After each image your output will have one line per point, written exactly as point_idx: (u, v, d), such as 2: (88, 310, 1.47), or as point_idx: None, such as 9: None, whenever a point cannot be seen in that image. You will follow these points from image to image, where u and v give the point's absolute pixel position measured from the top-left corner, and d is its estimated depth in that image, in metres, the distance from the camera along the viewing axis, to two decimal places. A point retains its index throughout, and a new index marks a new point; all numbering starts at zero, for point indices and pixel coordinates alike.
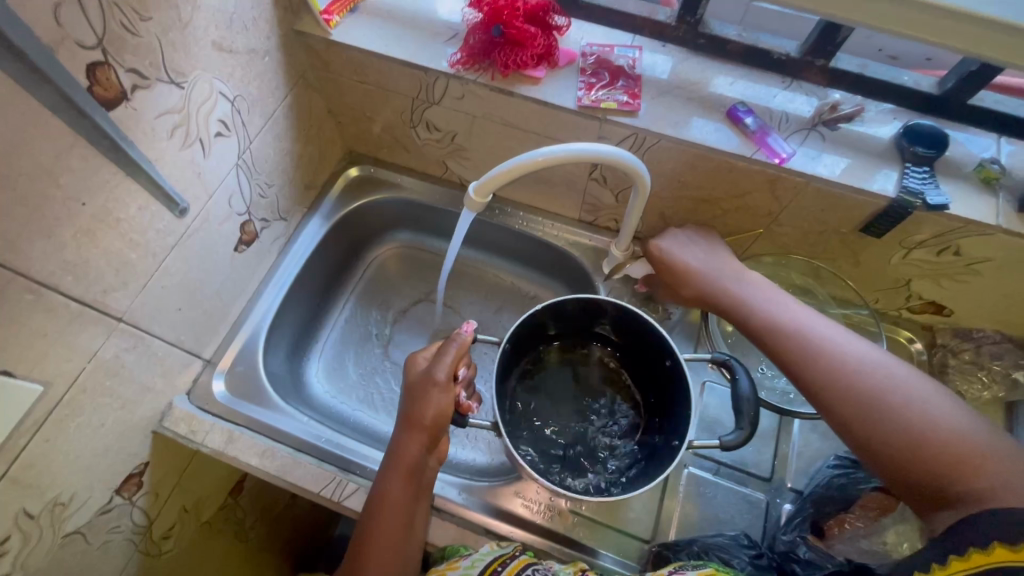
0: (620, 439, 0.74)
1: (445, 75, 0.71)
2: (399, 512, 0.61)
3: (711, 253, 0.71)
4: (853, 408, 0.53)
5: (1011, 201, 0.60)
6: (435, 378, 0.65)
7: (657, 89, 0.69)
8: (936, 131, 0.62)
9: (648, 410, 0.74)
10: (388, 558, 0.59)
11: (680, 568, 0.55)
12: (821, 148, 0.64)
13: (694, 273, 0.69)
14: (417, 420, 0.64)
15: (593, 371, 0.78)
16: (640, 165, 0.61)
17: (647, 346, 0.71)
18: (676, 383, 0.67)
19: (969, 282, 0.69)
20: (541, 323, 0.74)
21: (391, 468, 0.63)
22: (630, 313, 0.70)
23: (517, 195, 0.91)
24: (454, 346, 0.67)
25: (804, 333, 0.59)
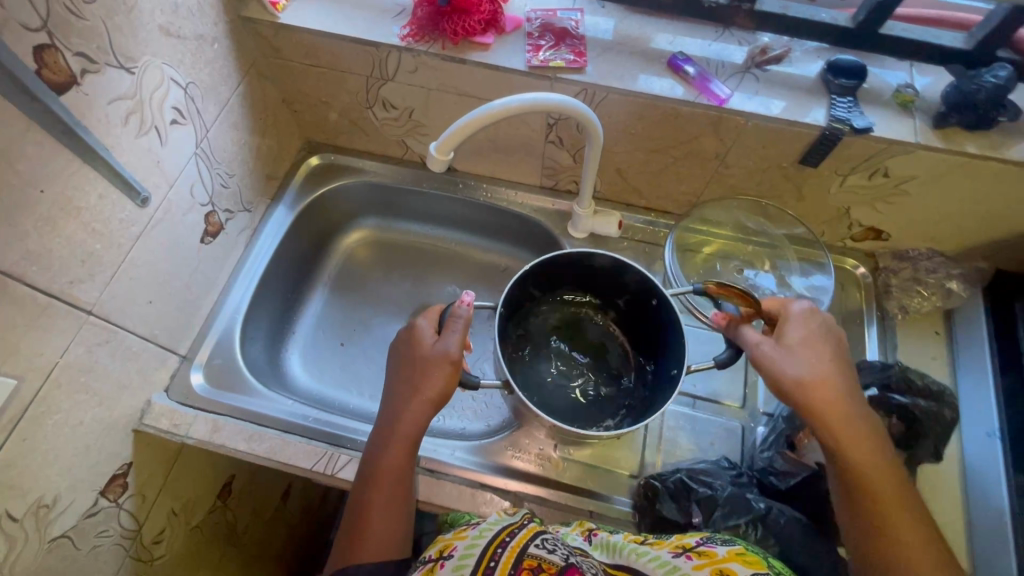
0: (619, 386, 0.78)
1: (397, 48, 0.73)
2: (400, 475, 0.61)
3: (829, 357, 0.56)
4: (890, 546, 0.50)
5: (927, 120, 0.66)
6: (444, 354, 0.62)
7: (601, 47, 0.72)
8: (855, 63, 0.68)
9: (641, 357, 0.79)
10: (389, 519, 0.59)
11: (708, 539, 0.53)
12: (756, 89, 0.69)
13: (810, 365, 0.55)
14: (420, 390, 0.61)
15: (585, 327, 0.82)
16: (589, 113, 0.66)
17: (632, 292, 0.76)
18: (666, 319, 0.71)
19: (901, 203, 0.75)
20: (531, 283, 0.76)
21: (391, 435, 0.61)
22: (614, 260, 0.73)
23: (478, 168, 0.94)
24: (460, 320, 0.63)
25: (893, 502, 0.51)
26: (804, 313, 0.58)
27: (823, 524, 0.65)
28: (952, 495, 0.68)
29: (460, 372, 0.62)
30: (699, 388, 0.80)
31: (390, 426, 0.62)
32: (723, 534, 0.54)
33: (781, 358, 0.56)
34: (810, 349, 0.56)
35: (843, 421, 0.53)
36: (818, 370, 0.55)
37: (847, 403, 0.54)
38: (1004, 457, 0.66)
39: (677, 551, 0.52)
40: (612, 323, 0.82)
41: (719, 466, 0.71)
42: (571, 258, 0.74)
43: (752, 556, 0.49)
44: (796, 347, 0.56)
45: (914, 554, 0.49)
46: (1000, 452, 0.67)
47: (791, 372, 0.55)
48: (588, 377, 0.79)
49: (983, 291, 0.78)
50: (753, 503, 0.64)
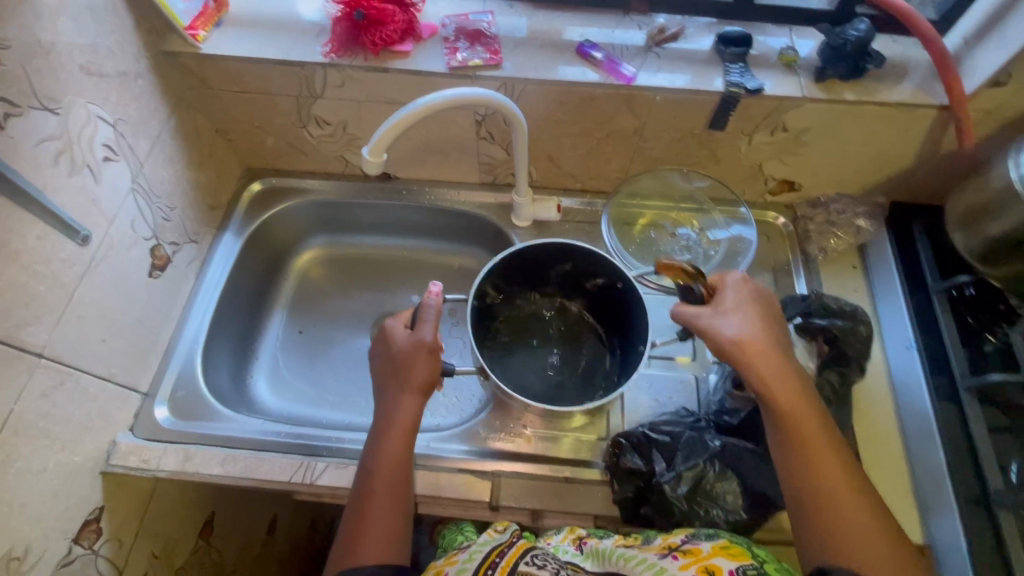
0: (596, 365, 0.84)
1: (320, 65, 0.76)
2: (399, 466, 0.63)
3: (759, 319, 0.61)
4: (826, 475, 0.55)
5: (809, 76, 0.75)
6: (421, 343, 0.66)
7: (514, 44, 0.78)
8: (741, 33, 0.75)
9: (612, 341, 0.84)
10: (390, 509, 0.61)
11: (693, 535, 0.57)
12: (658, 65, 0.76)
13: (744, 325, 0.60)
14: (410, 382, 0.65)
15: (558, 317, 0.87)
16: (507, 101, 0.70)
17: (592, 274, 0.81)
18: (631, 300, 0.77)
19: (802, 154, 0.83)
20: (502, 274, 0.81)
21: (387, 427, 0.64)
22: (577, 247, 0.78)
23: (417, 173, 0.98)
24: (433, 312, 0.68)
25: (827, 455, 0.55)
26: (739, 280, 0.64)
27: None
28: (884, 407, 0.75)
29: (439, 359, 0.66)
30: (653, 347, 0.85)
31: (386, 419, 0.64)
32: (707, 529, 0.57)
33: (720, 321, 0.61)
34: (750, 317, 0.61)
35: (779, 365, 0.58)
36: (751, 329, 0.60)
37: (777, 353, 0.59)
38: (921, 365, 0.74)
39: (663, 552, 0.55)
40: (584, 313, 0.87)
41: (678, 416, 0.75)
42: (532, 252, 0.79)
43: (735, 549, 0.53)
44: (734, 312, 0.61)
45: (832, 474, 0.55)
46: (917, 361, 0.74)
47: (729, 333, 0.59)
48: (561, 361, 0.84)
49: (886, 223, 0.87)
50: (710, 441, 0.69)
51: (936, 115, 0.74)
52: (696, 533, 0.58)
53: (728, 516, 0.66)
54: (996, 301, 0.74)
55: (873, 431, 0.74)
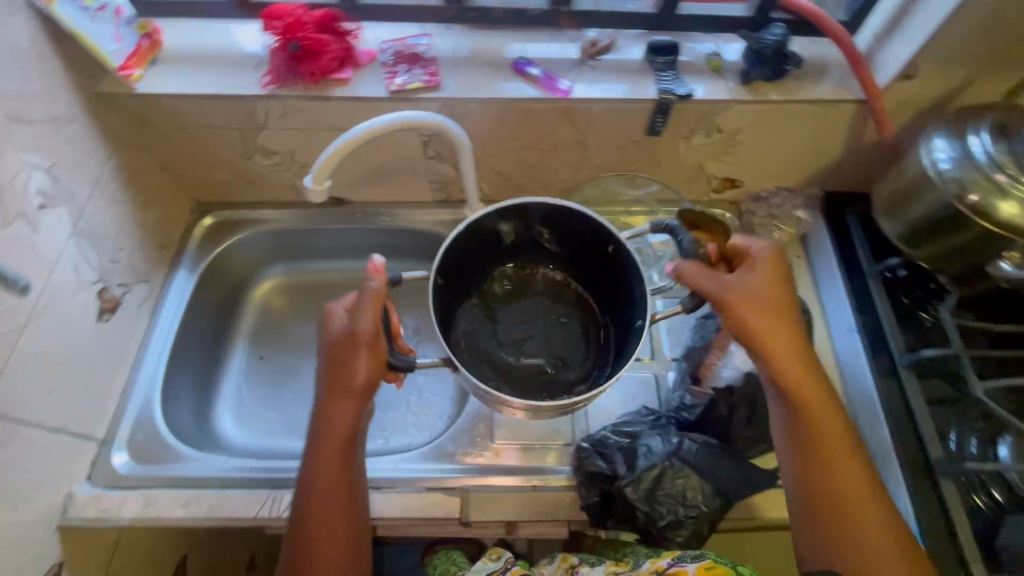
0: (587, 342, 0.78)
1: (261, 97, 0.76)
2: (339, 474, 0.63)
3: (785, 304, 0.61)
4: (835, 471, 0.59)
5: (735, 78, 0.78)
6: (354, 337, 0.62)
7: (452, 65, 0.79)
8: (668, 42, 0.79)
9: (603, 308, 0.78)
10: (336, 520, 0.62)
11: (678, 557, 0.60)
12: (592, 77, 0.78)
13: (770, 314, 0.60)
14: (345, 384, 0.63)
15: (540, 289, 0.81)
16: (447, 123, 0.72)
17: (586, 239, 0.72)
18: (623, 265, 0.69)
19: (739, 152, 0.86)
20: (474, 247, 0.72)
21: (323, 435, 0.63)
22: (556, 209, 0.69)
23: (371, 196, 0.98)
24: (370, 293, 0.62)
25: (838, 462, 0.59)
26: (769, 251, 0.63)
27: (733, 441, 0.73)
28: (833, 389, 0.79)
29: (381, 350, 0.63)
30: None
31: (321, 426, 0.64)
32: (693, 551, 0.60)
33: (748, 306, 0.60)
34: (772, 310, 0.61)
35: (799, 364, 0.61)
36: (776, 318, 0.61)
37: (800, 350, 0.61)
38: (863, 346, 0.77)
39: None
40: (569, 280, 0.81)
41: (640, 416, 0.77)
42: (513, 217, 0.71)
43: (719, 569, 0.56)
44: (762, 293, 0.61)
45: (842, 469, 0.59)
46: (859, 343, 0.78)
47: (755, 323, 0.60)
48: (550, 336, 0.78)
49: (823, 213, 0.91)
50: (669, 439, 0.71)
51: (856, 109, 0.78)
52: (682, 555, 0.60)
53: (688, 511, 0.67)
54: (928, 280, 0.80)
55: None
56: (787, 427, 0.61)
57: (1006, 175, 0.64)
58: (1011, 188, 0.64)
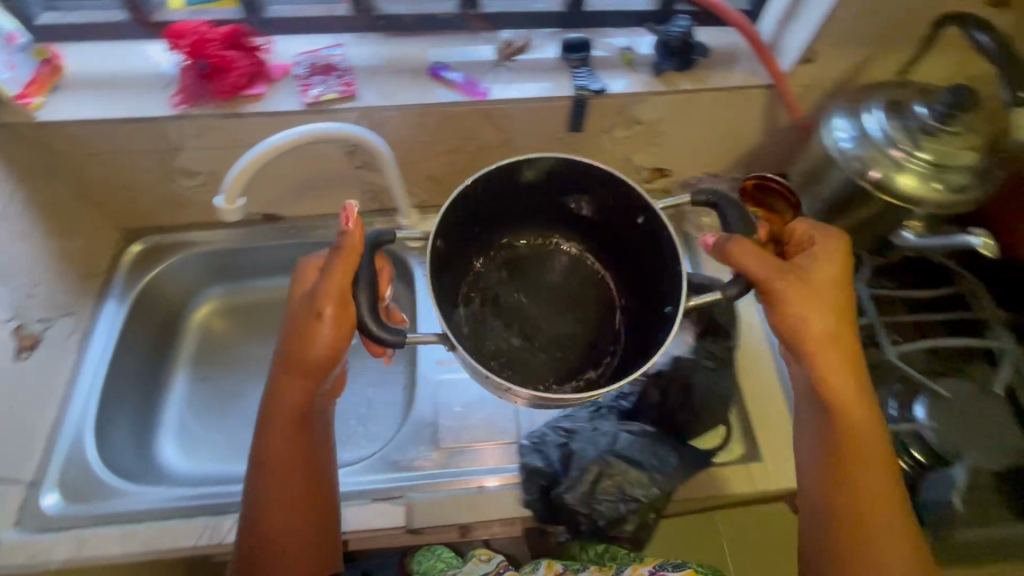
0: (605, 328, 0.71)
1: (171, 117, 0.75)
2: (286, 459, 0.62)
3: (842, 305, 0.57)
4: (860, 478, 0.58)
5: (649, 71, 0.80)
6: (313, 307, 0.59)
7: (368, 74, 0.79)
8: (581, 39, 0.80)
9: (623, 289, 0.71)
10: (286, 511, 0.61)
11: (660, 566, 0.66)
12: (508, 77, 0.79)
13: (826, 313, 0.56)
14: (298, 360, 0.60)
15: (553, 261, 0.73)
16: (364, 132, 0.73)
17: (615, 205, 0.65)
18: (654, 237, 0.62)
19: (663, 142, 0.88)
20: (486, 201, 0.65)
21: (274, 413, 0.62)
22: (583, 168, 0.62)
23: (305, 210, 0.97)
24: (342, 253, 0.58)
25: (870, 466, 0.57)
26: (833, 244, 0.59)
27: (672, 426, 0.74)
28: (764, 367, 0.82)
29: (347, 315, 0.59)
30: None
31: (269, 407, 0.62)
32: (672, 562, 0.66)
33: (805, 298, 0.56)
34: (831, 308, 0.57)
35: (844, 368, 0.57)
36: (830, 319, 0.57)
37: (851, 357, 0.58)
38: None
39: None
40: (586, 255, 0.74)
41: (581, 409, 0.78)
42: (531, 175, 0.63)
43: None
44: (819, 289, 0.57)
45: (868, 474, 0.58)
46: None
47: (809, 321, 0.56)
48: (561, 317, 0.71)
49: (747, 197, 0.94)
50: (606, 435, 0.73)
51: (766, 93, 0.81)
52: (663, 565, 0.67)
53: (628, 506, 0.68)
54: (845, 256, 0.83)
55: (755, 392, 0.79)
56: (820, 427, 0.59)
57: (901, 151, 0.67)
58: (906, 163, 0.67)
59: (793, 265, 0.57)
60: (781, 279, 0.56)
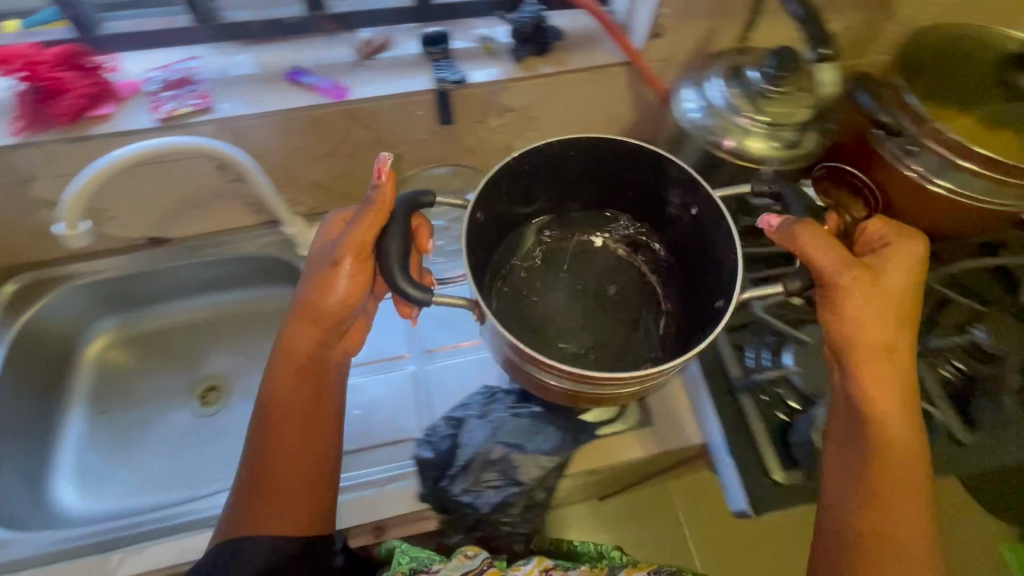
0: (650, 323, 0.71)
1: (12, 147, 0.71)
2: (291, 412, 0.65)
3: (902, 321, 0.57)
4: (895, 485, 0.57)
5: (508, 59, 0.81)
6: (330, 259, 0.62)
7: (223, 84, 0.77)
8: (439, 32, 0.81)
9: (671, 293, 0.72)
10: (291, 462, 0.64)
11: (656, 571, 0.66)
12: (369, 75, 0.79)
13: (883, 326, 0.56)
14: (313, 308, 0.64)
15: (599, 257, 0.74)
16: (216, 144, 0.73)
17: (671, 198, 0.66)
18: (707, 226, 0.63)
19: (538, 128, 0.90)
20: (535, 180, 0.67)
21: (285, 360, 0.66)
22: (638, 152, 0.63)
23: (191, 230, 0.96)
24: (370, 207, 0.59)
25: (906, 471, 0.57)
26: (901, 256, 0.58)
27: None
28: None
29: (366, 260, 0.62)
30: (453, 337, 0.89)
31: (280, 354, 0.66)
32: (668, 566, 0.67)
33: (867, 305, 0.56)
34: (890, 315, 0.56)
35: (894, 380, 0.57)
36: (885, 332, 0.56)
37: (904, 373, 0.57)
38: None
39: None
40: (635, 256, 0.74)
41: (478, 395, 0.80)
42: (583, 155, 0.65)
43: None
44: (882, 298, 0.56)
45: (900, 480, 0.57)
46: None
47: (865, 328, 0.56)
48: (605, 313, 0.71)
49: None
50: (493, 420, 0.75)
51: (625, 71, 0.83)
52: (658, 568, 0.67)
53: (510, 490, 0.72)
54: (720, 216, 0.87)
55: None
56: (859, 427, 0.58)
57: (747, 117, 0.70)
58: (752, 127, 0.70)
59: (863, 263, 0.57)
60: (845, 275, 0.55)
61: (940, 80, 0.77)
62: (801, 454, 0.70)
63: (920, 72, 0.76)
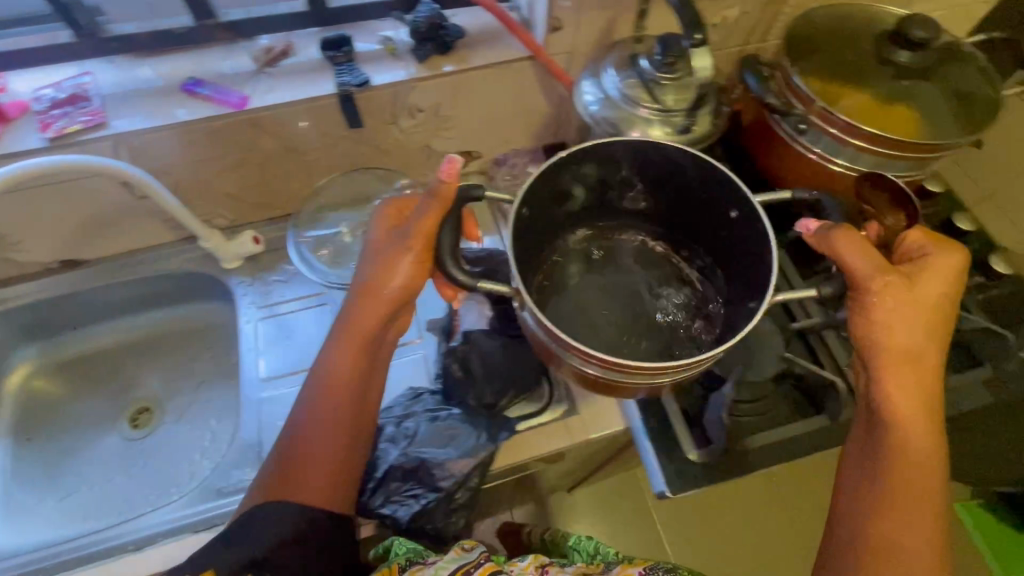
0: (683, 322, 0.72)
1: None
2: (343, 392, 0.65)
3: (932, 334, 0.58)
4: (908, 487, 0.57)
5: (412, 59, 0.81)
6: (402, 241, 0.62)
7: (118, 100, 0.76)
8: (340, 36, 0.80)
9: (709, 291, 0.73)
10: (327, 437, 0.64)
11: (650, 568, 0.65)
12: (271, 82, 0.78)
13: (913, 334, 0.57)
14: (376, 287, 0.64)
15: (632, 253, 0.77)
16: (127, 167, 0.74)
17: (711, 201, 0.66)
18: (744, 232, 0.64)
19: (454, 126, 0.90)
20: (574, 186, 0.68)
21: (345, 336, 0.66)
22: (675, 156, 0.64)
23: (107, 251, 0.93)
24: (431, 200, 0.59)
25: (923, 478, 0.58)
26: (936, 267, 0.58)
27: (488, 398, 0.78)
28: None
29: (425, 257, 0.63)
30: None
31: (342, 329, 0.66)
32: (664, 563, 0.65)
33: (898, 314, 0.56)
34: (920, 323, 0.57)
35: (917, 388, 0.58)
36: (914, 343, 0.57)
37: (928, 384, 0.58)
38: None
39: None
40: (671, 253, 0.77)
41: (402, 399, 0.80)
42: (620, 157, 0.66)
43: None
44: (915, 309, 0.57)
45: (914, 485, 0.57)
46: None
47: (896, 334, 0.57)
48: (640, 311, 0.73)
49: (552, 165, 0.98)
50: (405, 431, 0.76)
51: (530, 64, 0.84)
52: (654, 565, 0.66)
53: (430, 496, 0.71)
54: None
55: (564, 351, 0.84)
56: (879, 430, 0.59)
57: (645, 107, 0.71)
58: (653, 117, 0.71)
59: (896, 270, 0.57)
60: (879, 281, 0.56)
61: (837, 52, 0.79)
62: (713, 433, 0.71)
63: (817, 48, 0.79)
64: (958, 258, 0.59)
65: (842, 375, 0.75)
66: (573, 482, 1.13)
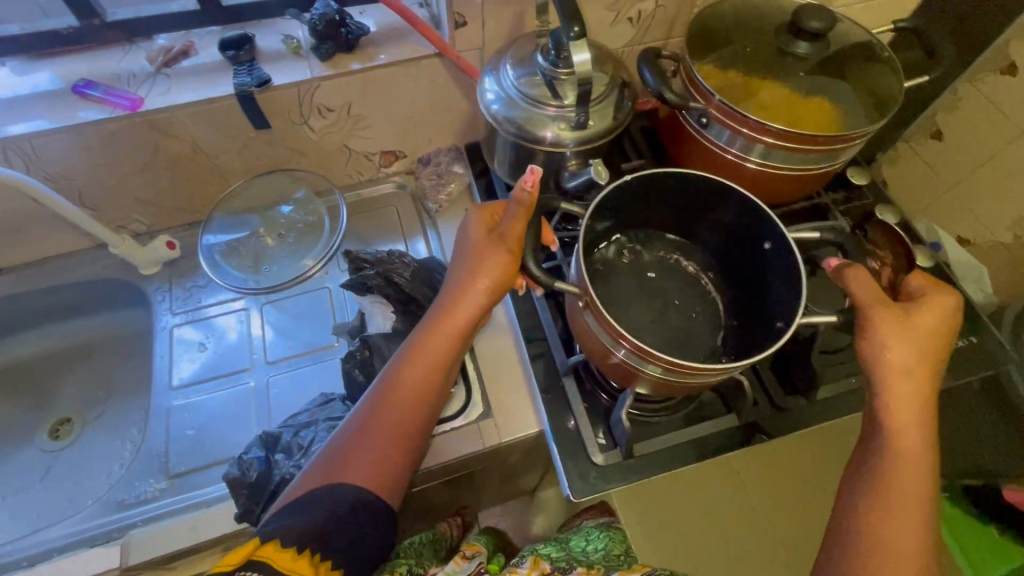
0: (709, 338, 0.73)
1: None
2: (424, 385, 0.64)
3: (936, 360, 0.56)
4: (902, 502, 0.53)
5: (314, 58, 0.79)
6: (502, 240, 0.63)
7: (7, 105, 0.74)
8: (239, 37, 0.79)
9: (733, 311, 0.75)
10: (397, 426, 0.62)
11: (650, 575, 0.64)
12: (168, 84, 0.77)
13: (922, 358, 0.55)
14: (473, 274, 0.64)
15: (672, 270, 0.77)
16: (17, 175, 0.72)
17: (748, 232, 0.69)
18: (776, 265, 0.67)
19: (370, 125, 0.88)
20: (629, 200, 0.70)
21: (437, 324, 0.64)
22: (724, 188, 0.67)
23: (15, 260, 0.90)
24: (520, 207, 0.61)
25: (919, 492, 0.54)
26: (939, 298, 0.57)
27: None
28: (497, 320, 0.85)
29: (518, 259, 0.63)
30: (296, 346, 0.87)
31: (436, 318, 0.65)
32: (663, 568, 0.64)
33: (902, 337, 0.55)
34: (922, 347, 0.55)
35: (917, 409, 0.55)
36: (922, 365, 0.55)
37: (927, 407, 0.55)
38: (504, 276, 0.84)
39: None
40: (703, 274, 0.77)
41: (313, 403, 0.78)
42: (672, 180, 0.68)
43: None
44: (920, 335, 0.55)
45: (907, 502, 0.53)
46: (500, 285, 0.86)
47: (898, 355, 0.55)
48: (681, 324, 0.73)
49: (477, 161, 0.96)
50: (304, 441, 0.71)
51: (440, 62, 0.82)
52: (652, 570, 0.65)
53: None
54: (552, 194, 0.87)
55: (479, 350, 0.83)
56: (870, 445, 0.57)
57: (551, 106, 0.70)
58: (561, 115, 0.70)
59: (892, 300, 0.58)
60: (876, 306, 0.56)
61: (754, 46, 0.76)
62: (618, 433, 0.69)
63: (732, 41, 0.76)
64: (954, 295, 0.58)
65: (755, 373, 0.77)
66: (527, 486, 1.11)
